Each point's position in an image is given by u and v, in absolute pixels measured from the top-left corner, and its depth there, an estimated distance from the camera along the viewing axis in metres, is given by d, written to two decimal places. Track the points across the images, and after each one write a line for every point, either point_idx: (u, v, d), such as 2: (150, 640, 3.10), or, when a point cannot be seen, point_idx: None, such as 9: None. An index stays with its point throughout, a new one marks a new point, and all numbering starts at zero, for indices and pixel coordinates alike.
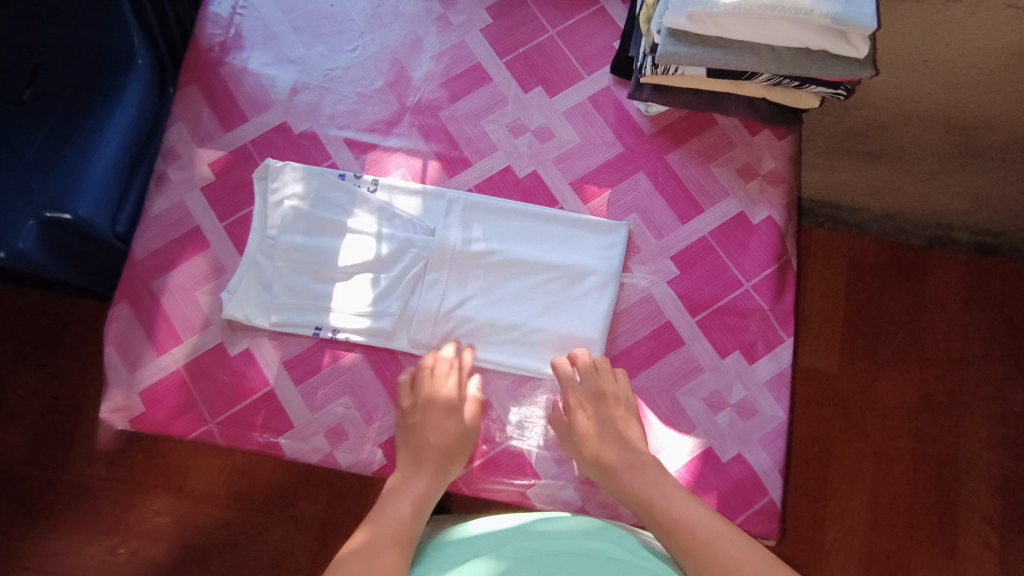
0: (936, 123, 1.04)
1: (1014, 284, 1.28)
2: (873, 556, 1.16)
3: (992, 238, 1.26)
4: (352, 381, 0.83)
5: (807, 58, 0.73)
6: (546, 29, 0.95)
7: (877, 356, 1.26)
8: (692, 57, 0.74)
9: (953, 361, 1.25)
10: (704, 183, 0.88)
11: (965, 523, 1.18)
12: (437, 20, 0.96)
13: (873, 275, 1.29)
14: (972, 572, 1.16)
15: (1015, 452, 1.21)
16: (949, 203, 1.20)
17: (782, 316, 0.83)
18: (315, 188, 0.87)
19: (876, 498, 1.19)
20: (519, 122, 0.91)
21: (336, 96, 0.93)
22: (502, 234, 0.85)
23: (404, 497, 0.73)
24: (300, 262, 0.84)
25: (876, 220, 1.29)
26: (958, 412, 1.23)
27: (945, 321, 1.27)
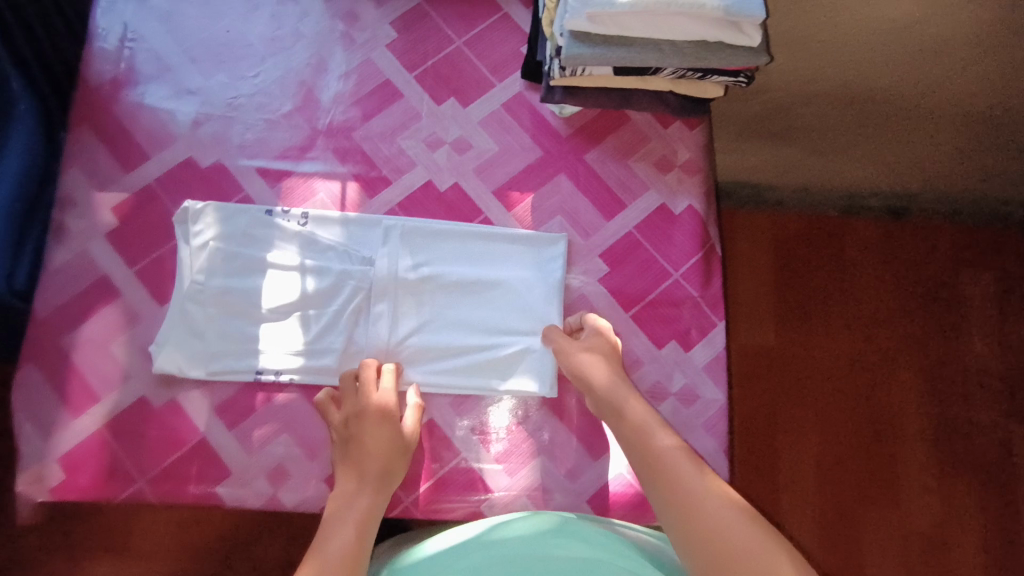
0: (835, 100, 1.09)
1: (923, 242, 1.35)
2: (824, 515, 1.22)
3: (900, 201, 1.33)
4: (289, 418, 0.80)
5: (706, 50, 0.74)
6: (452, 40, 0.94)
7: (808, 325, 1.31)
8: (597, 58, 0.74)
9: (876, 320, 1.31)
10: (624, 179, 0.89)
11: (904, 471, 1.24)
12: (341, 40, 0.94)
13: (797, 248, 1.34)
14: (913, 515, 1.22)
15: (940, 398, 1.28)
16: (858, 173, 1.27)
17: (712, 301, 0.85)
18: (240, 227, 0.83)
19: (824, 463, 1.24)
20: (436, 136, 0.91)
21: (243, 125, 0.90)
22: (443, 257, 0.84)
23: (348, 518, 0.69)
24: (232, 306, 0.80)
25: (794, 195, 1.34)
26: (886, 367, 1.29)
27: (865, 283, 1.33)
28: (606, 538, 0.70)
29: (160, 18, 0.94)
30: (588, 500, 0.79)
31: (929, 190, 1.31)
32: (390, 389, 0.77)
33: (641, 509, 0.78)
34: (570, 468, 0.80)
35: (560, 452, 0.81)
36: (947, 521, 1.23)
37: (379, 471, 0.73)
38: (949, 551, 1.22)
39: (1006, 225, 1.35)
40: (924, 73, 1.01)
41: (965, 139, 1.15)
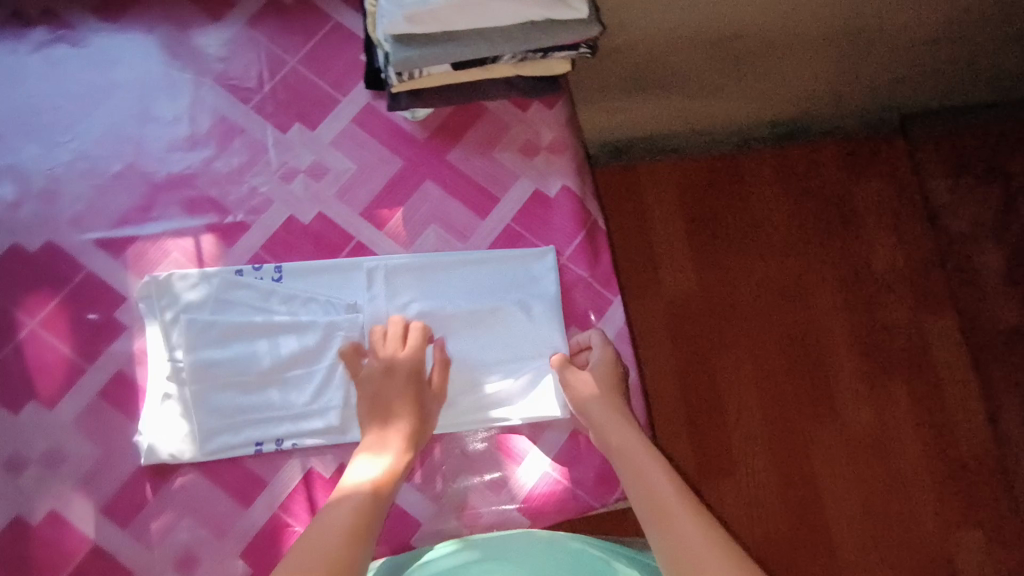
0: (702, 43, 1.07)
1: (812, 163, 1.40)
2: (773, 442, 1.25)
3: (790, 125, 1.35)
4: (188, 500, 0.74)
5: (536, 31, 0.72)
6: (285, 60, 0.88)
7: (724, 264, 1.33)
8: (425, 58, 0.71)
9: (787, 246, 1.35)
10: (493, 173, 0.86)
11: (839, 384, 1.28)
12: (162, 82, 0.86)
13: (699, 190, 1.37)
14: (855, 423, 1.26)
15: (859, 306, 1.33)
16: (744, 109, 1.28)
17: (604, 278, 0.84)
18: (212, 293, 0.77)
19: (761, 389, 1.27)
20: (287, 166, 0.85)
21: (71, 195, 0.81)
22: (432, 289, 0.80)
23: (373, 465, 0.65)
24: (218, 379, 0.74)
25: (689, 139, 1.35)
26: (804, 289, 1.33)
27: (769, 213, 1.36)
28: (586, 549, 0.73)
29: None
30: (518, 507, 0.77)
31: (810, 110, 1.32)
32: (420, 343, 0.74)
33: (572, 503, 0.77)
34: (496, 479, 0.78)
35: (483, 465, 0.78)
36: (886, 420, 1.27)
37: (409, 426, 0.69)
38: (891, 449, 1.25)
39: (888, 130, 1.40)
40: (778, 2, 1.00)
41: (831, 60, 1.18)
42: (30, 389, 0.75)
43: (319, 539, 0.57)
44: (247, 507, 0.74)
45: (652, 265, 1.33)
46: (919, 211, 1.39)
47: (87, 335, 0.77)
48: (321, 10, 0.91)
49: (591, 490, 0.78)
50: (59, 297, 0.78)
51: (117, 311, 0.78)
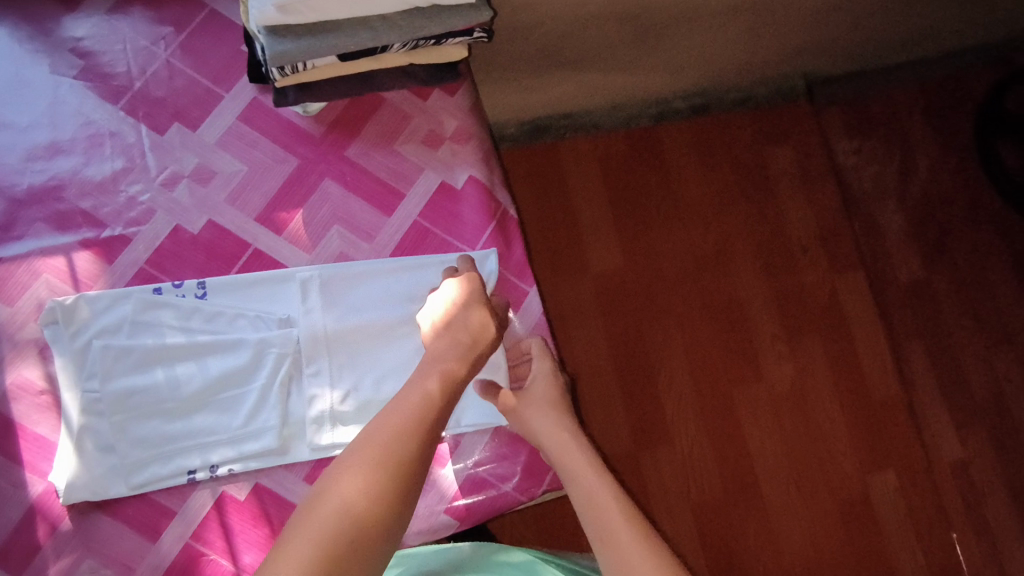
0: (610, 18, 1.05)
1: (732, 131, 1.40)
2: (704, 408, 1.28)
3: (700, 96, 1.38)
4: (87, 540, 0.69)
5: (423, 18, 0.68)
6: (155, 53, 0.80)
7: (648, 238, 1.34)
8: (305, 50, 0.66)
9: (708, 214, 1.36)
10: (396, 167, 0.82)
11: (762, 346, 1.32)
12: (13, 84, 0.77)
13: (620, 162, 1.35)
14: (778, 383, 1.31)
15: (778, 269, 1.36)
16: (655, 81, 1.30)
17: (518, 270, 0.82)
18: (126, 315, 0.72)
19: (689, 358, 1.30)
20: (168, 172, 0.78)
21: None
22: (373, 297, 0.77)
23: (430, 375, 0.66)
24: (140, 408, 0.70)
25: (606, 114, 1.34)
26: (726, 256, 1.35)
27: (689, 182, 1.37)
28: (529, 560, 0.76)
29: None
30: (444, 511, 0.75)
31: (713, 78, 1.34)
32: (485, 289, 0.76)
33: (498, 501, 0.76)
34: (419, 485, 0.75)
35: None
36: (806, 377, 1.32)
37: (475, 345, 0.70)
38: (810, 405, 1.31)
39: (797, 94, 1.42)
40: None
41: (736, 30, 1.19)
42: None
43: (377, 451, 0.58)
44: (155, 540, 0.70)
45: (578, 242, 1.31)
46: (831, 171, 1.42)
47: None
48: None
49: (518, 485, 0.77)
50: None
51: None
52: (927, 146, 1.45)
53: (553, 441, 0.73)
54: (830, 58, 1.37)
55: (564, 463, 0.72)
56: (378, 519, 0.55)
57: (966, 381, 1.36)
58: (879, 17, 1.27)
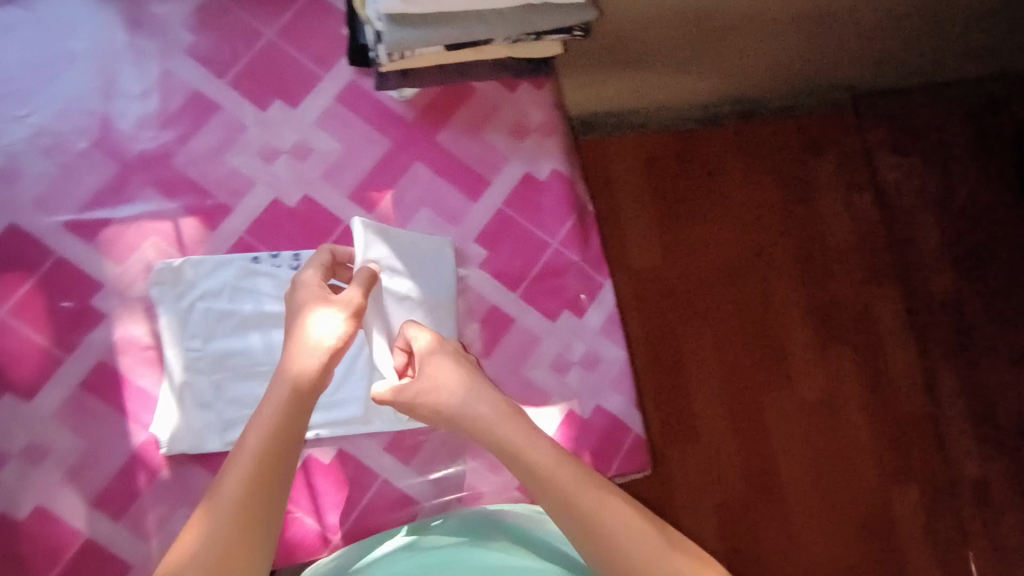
0: (676, 21, 1.07)
1: (777, 139, 1.41)
2: (732, 407, 1.29)
3: (750, 104, 1.39)
4: (183, 490, 0.72)
5: (533, 13, 0.70)
6: (261, 31, 0.83)
7: (687, 236, 1.35)
8: (421, 39, 0.69)
9: (748, 216, 1.37)
10: (483, 155, 0.85)
11: (793, 351, 1.32)
12: (127, 52, 0.80)
13: (666, 164, 1.37)
14: (807, 389, 1.32)
15: (813, 276, 1.37)
16: (706, 87, 1.31)
17: (595, 262, 0.86)
18: (228, 280, 0.76)
19: (720, 356, 1.31)
20: (269, 146, 0.81)
21: (32, 175, 0.75)
22: (422, 274, 0.78)
23: (272, 407, 0.59)
24: (238, 368, 0.74)
25: (654, 115, 1.37)
26: (763, 259, 1.36)
27: (732, 183, 1.38)
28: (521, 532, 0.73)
29: None
30: (516, 489, 0.79)
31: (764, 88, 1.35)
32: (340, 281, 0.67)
33: None
34: (493, 461, 0.80)
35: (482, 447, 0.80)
36: (834, 385, 1.32)
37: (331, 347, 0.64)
38: (839, 414, 1.31)
39: (842, 106, 1.43)
40: None
41: (795, 40, 1.19)
42: (3, 382, 0.72)
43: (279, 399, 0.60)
44: None
45: (619, 235, 1.34)
46: (871, 184, 1.42)
47: (63, 324, 0.74)
48: None
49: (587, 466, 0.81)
50: (27, 284, 0.74)
51: (93, 299, 0.74)
52: (970, 167, 1.45)
53: (484, 411, 0.66)
54: (880, 74, 1.37)
55: (510, 437, 0.64)
56: (285, 447, 0.58)
57: (993, 403, 1.36)
58: (939, 37, 1.27)
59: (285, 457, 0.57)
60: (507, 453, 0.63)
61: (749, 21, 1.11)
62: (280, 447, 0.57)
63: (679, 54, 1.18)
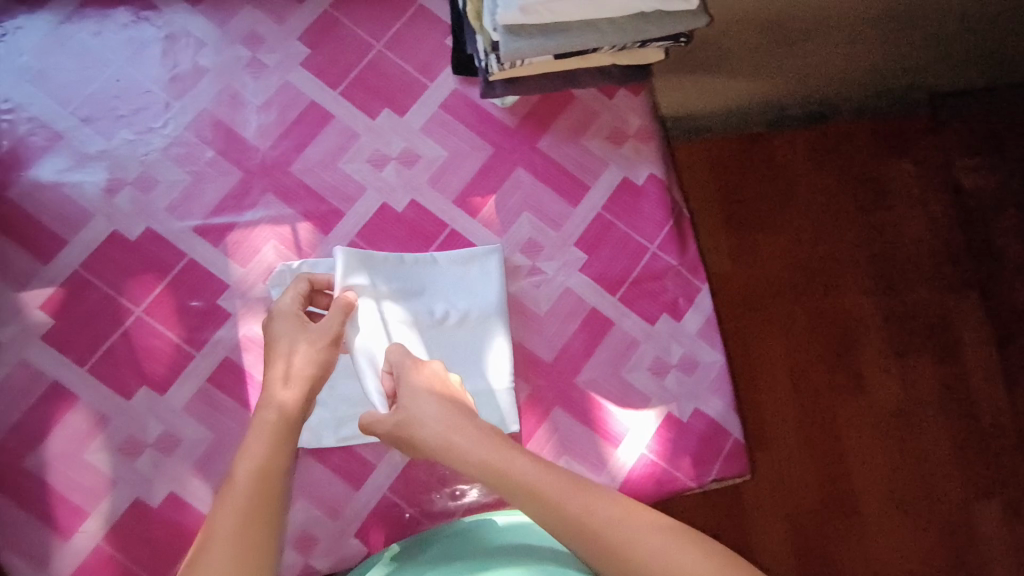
0: (753, 24, 1.02)
1: (850, 139, 1.34)
2: (805, 419, 1.22)
3: (818, 104, 1.31)
4: (302, 482, 0.78)
5: (645, 21, 0.71)
6: (371, 44, 0.86)
7: (757, 240, 1.29)
8: (535, 49, 0.70)
9: (820, 220, 1.30)
10: (582, 160, 0.87)
11: (869, 362, 1.25)
12: (250, 65, 0.84)
13: (732, 165, 1.31)
14: (884, 401, 1.24)
15: (890, 281, 1.29)
16: (778, 88, 1.24)
17: (692, 266, 0.86)
18: None
19: (792, 366, 1.24)
20: (379, 153, 0.84)
21: (165, 182, 0.80)
22: (445, 291, 0.79)
23: (261, 435, 0.62)
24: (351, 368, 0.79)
25: (720, 116, 1.30)
26: (837, 263, 1.29)
27: (802, 185, 1.31)
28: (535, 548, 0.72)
29: (29, 76, 0.80)
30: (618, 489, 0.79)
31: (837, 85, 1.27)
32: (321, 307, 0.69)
33: (665, 484, 0.80)
34: (594, 461, 0.80)
35: (582, 447, 0.81)
36: (913, 397, 1.25)
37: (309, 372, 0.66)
38: (917, 428, 1.24)
39: (915, 103, 1.35)
40: None
41: (873, 39, 1.13)
42: (141, 376, 0.77)
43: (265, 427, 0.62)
44: (358, 487, 0.79)
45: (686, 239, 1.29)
46: (949, 185, 1.34)
47: (193, 322, 0.78)
48: None
49: (689, 471, 0.80)
50: (161, 283, 0.78)
51: (220, 299, 0.79)
52: None
53: (462, 435, 0.63)
54: (959, 73, 1.29)
55: (494, 459, 0.61)
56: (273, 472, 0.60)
57: None
58: None
59: (273, 482, 0.59)
60: (494, 474, 0.61)
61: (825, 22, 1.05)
62: (271, 472, 0.60)
63: (749, 55, 1.12)
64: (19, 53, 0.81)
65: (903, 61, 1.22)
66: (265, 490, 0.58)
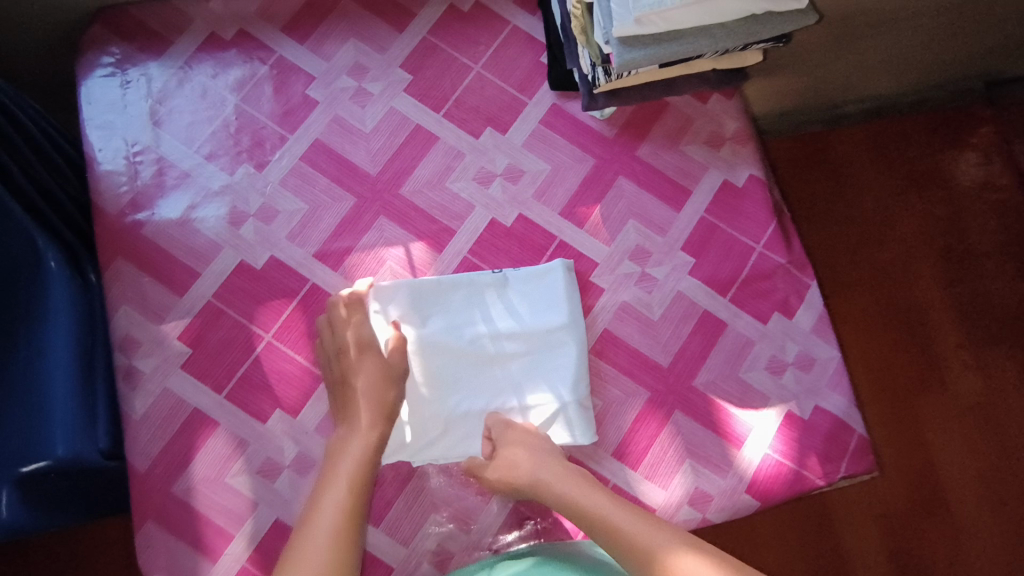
0: (828, 23, 0.90)
1: (910, 132, 1.31)
2: (886, 417, 1.20)
3: (883, 103, 1.25)
4: (433, 497, 0.78)
5: (756, 23, 0.73)
6: (469, 67, 0.89)
7: (824, 238, 1.27)
8: (650, 57, 0.72)
9: (885, 214, 1.28)
10: (682, 165, 0.88)
11: (946, 356, 1.23)
12: (356, 94, 0.88)
13: (792, 168, 1.30)
14: (965, 395, 1.21)
15: (962, 272, 1.26)
16: (857, 85, 1.14)
17: (800, 264, 0.86)
18: (433, 303, 0.79)
19: (869, 363, 1.22)
20: (484, 170, 0.87)
21: (284, 212, 0.84)
22: (516, 306, 0.81)
23: (338, 483, 0.68)
24: (455, 388, 0.78)
25: (781, 120, 1.24)
26: (905, 258, 1.27)
27: (864, 180, 1.30)
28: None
29: (155, 120, 0.85)
30: (747, 491, 0.78)
31: (903, 89, 1.21)
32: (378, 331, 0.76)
33: (794, 484, 0.79)
34: (719, 464, 0.80)
35: (707, 451, 0.80)
36: (996, 390, 1.22)
37: (382, 402, 0.73)
38: (1005, 419, 1.20)
39: (973, 96, 1.31)
40: None
41: (955, 29, 1.03)
42: (273, 399, 0.79)
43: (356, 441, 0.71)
44: (487, 500, 0.79)
45: None
46: (1016, 172, 1.31)
47: None
48: (496, 15, 0.92)
49: (817, 470, 0.79)
50: (288, 310, 0.81)
51: None
52: None
53: (548, 472, 0.71)
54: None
55: (577, 495, 0.69)
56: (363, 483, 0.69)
57: None
58: None
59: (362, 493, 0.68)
60: (574, 507, 0.69)
61: (912, 16, 0.94)
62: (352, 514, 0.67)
63: (825, 52, 0.99)
64: (143, 99, 0.85)
65: (985, 48, 1.12)
66: (346, 533, 0.65)
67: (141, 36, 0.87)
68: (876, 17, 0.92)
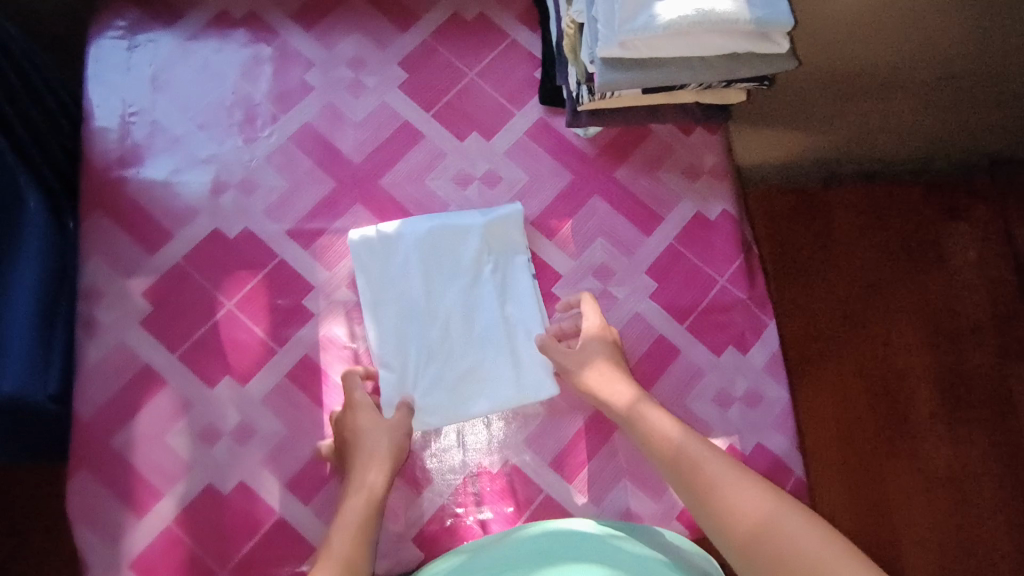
0: (818, 78, 0.92)
1: (902, 198, 1.32)
2: (857, 485, 1.18)
3: (877, 167, 1.26)
4: None
5: (737, 62, 0.75)
6: (463, 72, 0.92)
7: (808, 300, 1.27)
8: (632, 82, 0.74)
9: (874, 280, 1.29)
10: (656, 191, 0.90)
11: (919, 428, 1.22)
12: (352, 85, 0.91)
13: (783, 225, 1.31)
14: (933, 471, 1.20)
15: (945, 346, 1.26)
16: (852, 147, 1.16)
17: (760, 301, 0.87)
18: (390, 262, 0.83)
19: (842, 426, 1.21)
20: (464, 172, 0.89)
21: (265, 188, 0.86)
22: (463, 240, 0.84)
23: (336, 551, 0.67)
24: (434, 338, 0.81)
25: (776, 172, 1.26)
26: (887, 325, 1.27)
27: (854, 242, 1.31)
28: (680, 550, 0.70)
29: (154, 85, 0.88)
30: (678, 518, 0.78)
31: (896, 158, 1.22)
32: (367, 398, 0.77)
33: None
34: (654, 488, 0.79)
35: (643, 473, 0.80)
36: (965, 468, 1.21)
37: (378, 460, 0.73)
38: (971, 498, 1.19)
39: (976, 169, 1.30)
40: (915, 44, 0.87)
41: (959, 102, 1.03)
42: (225, 366, 0.80)
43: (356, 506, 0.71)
44: (419, 492, 0.78)
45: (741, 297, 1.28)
46: (1008, 254, 1.32)
47: (278, 319, 0.82)
48: (498, 28, 0.95)
49: None
50: (253, 282, 0.83)
51: (304, 299, 0.83)
52: None
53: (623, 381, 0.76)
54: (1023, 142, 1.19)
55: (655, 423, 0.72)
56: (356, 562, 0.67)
57: None
58: None
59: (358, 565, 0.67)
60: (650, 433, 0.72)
61: (904, 84, 0.96)
62: (360, 537, 0.69)
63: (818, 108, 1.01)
64: (146, 65, 0.89)
65: (986, 126, 1.13)
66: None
67: (156, 6, 0.92)
68: (869, 81, 0.94)
